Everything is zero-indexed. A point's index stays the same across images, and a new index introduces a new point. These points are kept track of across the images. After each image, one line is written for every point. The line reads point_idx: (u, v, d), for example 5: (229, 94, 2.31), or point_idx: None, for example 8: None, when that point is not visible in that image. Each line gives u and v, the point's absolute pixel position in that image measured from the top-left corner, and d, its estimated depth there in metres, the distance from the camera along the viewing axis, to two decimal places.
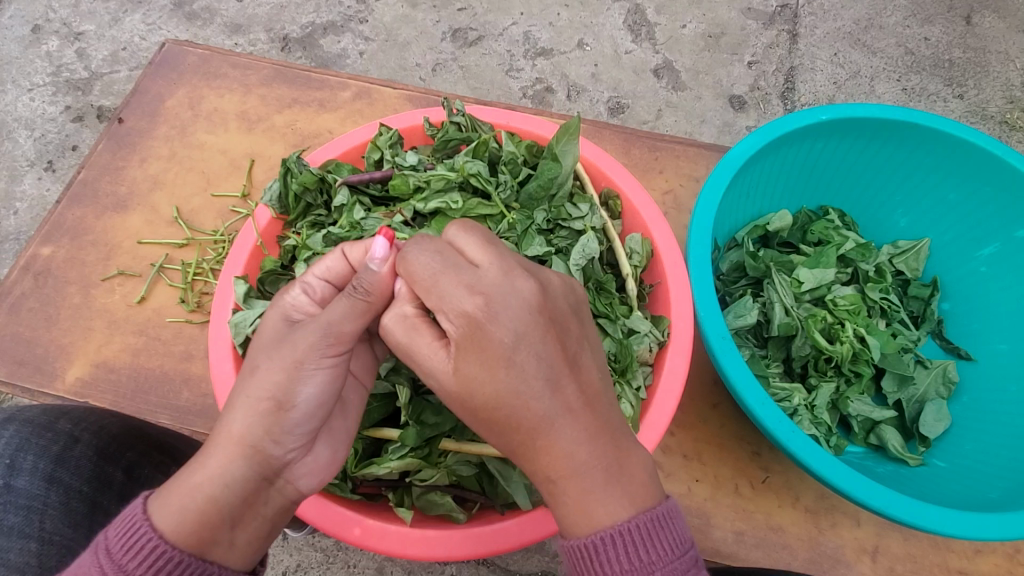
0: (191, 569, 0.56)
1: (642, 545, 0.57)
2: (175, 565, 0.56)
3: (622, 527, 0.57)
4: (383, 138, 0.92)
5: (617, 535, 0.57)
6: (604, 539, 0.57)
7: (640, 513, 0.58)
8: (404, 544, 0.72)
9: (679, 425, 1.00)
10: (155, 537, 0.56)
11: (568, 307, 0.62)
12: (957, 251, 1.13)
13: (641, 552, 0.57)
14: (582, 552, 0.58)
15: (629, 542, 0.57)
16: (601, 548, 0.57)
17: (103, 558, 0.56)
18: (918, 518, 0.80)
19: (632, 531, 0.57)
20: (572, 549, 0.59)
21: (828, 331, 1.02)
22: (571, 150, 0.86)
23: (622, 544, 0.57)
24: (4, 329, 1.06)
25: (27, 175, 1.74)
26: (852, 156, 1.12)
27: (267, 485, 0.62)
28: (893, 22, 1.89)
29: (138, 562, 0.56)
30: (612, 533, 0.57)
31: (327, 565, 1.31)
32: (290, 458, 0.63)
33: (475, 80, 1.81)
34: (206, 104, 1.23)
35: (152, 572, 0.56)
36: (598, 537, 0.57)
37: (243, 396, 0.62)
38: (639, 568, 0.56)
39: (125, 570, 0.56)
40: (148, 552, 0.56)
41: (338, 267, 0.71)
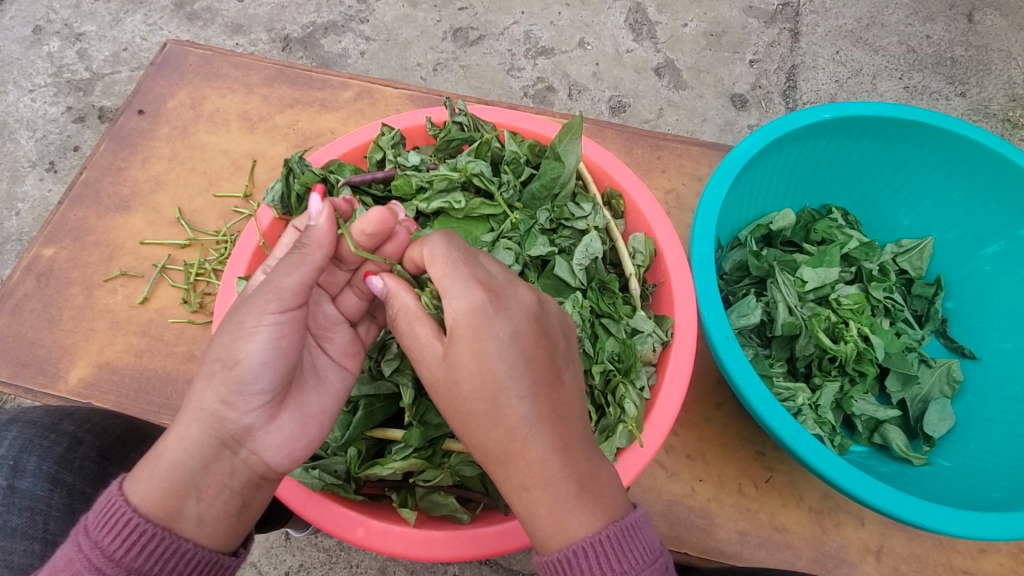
0: (162, 544, 0.57)
1: (611, 555, 0.56)
2: (151, 539, 0.57)
3: (592, 540, 0.56)
4: (386, 138, 0.92)
5: (588, 548, 0.56)
6: (575, 552, 0.56)
7: (609, 524, 0.58)
8: (406, 545, 0.71)
9: (682, 425, 1.00)
10: (129, 510, 0.58)
11: (559, 327, 0.65)
12: (961, 250, 1.13)
13: (614, 563, 0.56)
14: (556, 567, 0.57)
15: (600, 554, 0.56)
16: (574, 562, 0.56)
17: (82, 537, 0.58)
18: (923, 518, 0.79)
19: (604, 542, 0.56)
20: (546, 564, 0.58)
21: (832, 331, 1.02)
22: (573, 150, 0.86)
23: (594, 556, 0.56)
24: (7, 330, 1.06)
25: (28, 176, 1.74)
26: (856, 155, 1.12)
27: (230, 453, 0.61)
28: (895, 20, 1.89)
29: (114, 538, 0.57)
30: (584, 547, 0.56)
31: (330, 565, 1.32)
32: (251, 422, 0.62)
33: (476, 79, 1.81)
34: (207, 105, 1.23)
35: (127, 547, 0.57)
36: (570, 551, 0.56)
37: (205, 372, 0.61)
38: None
39: (102, 545, 0.57)
40: (123, 526, 0.57)
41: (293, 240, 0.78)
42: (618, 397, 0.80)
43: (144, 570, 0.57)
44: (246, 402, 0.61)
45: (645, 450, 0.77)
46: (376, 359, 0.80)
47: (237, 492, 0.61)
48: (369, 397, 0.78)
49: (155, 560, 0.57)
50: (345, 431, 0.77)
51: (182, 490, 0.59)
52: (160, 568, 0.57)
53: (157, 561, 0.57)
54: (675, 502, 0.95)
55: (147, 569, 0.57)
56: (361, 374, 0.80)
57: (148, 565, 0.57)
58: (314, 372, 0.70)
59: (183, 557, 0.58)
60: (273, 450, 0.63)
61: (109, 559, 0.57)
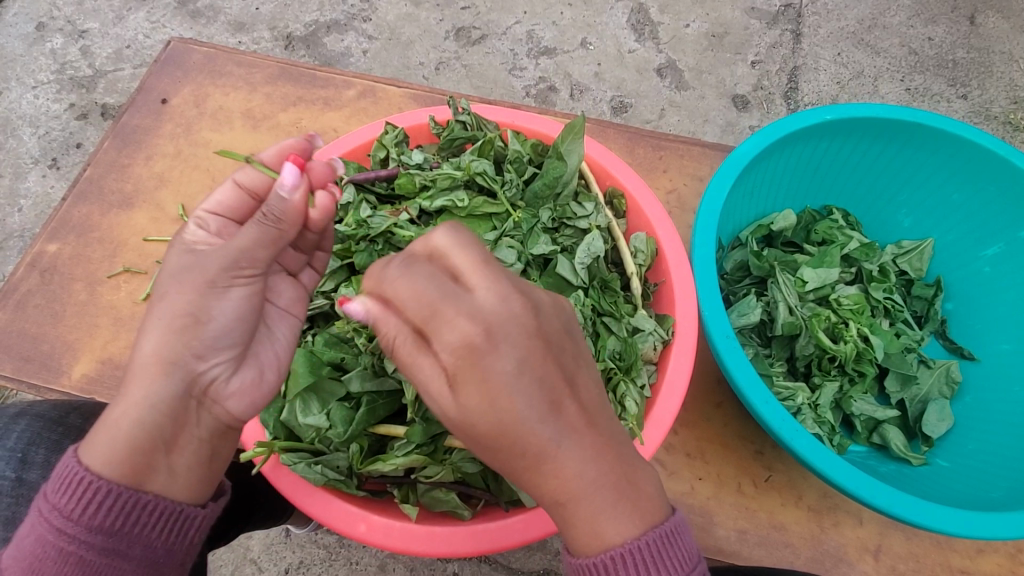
0: (120, 500, 0.59)
1: (650, 560, 0.57)
2: (105, 496, 0.59)
3: (631, 547, 0.56)
4: (389, 137, 0.93)
5: (627, 555, 0.56)
6: (614, 558, 0.57)
7: (648, 531, 0.58)
8: (409, 541, 0.72)
9: (682, 424, 1.00)
10: (81, 471, 0.59)
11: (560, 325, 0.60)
12: (961, 251, 1.13)
13: (652, 570, 0.57)
14: (592, 570, 0.57)
15: (640, 560, 0.57)
16: (612, 567, 0.57)
17: (47, 497, 0.60)
18: (920, 517, 0.80)
19: (643, 549, 0.57)
20: (584, 567, 0.58)
21: (833, 331, 1.02)
22: (576, 150, 0.87)
23: (633, 562, 0.57)
24: (12, 325, 1.06)
25: (31, 173, 1.76)
26: (857, 156, 1.12)
27: (197, 405, 0.61)
28: (897, 22, 1.89)
29: (70, 498, 0.59)
30: (622, 552, 0.56)
31: (329, 563, 1.33)
32: (216, 373, 0.62)
33: (478, 79, 1.82)
34: (211, 102, 1.24)
35: (84, 506, 0.59)
36: (608, 556, 0.57)
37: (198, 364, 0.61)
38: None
39: (62, 507, 0.59)
40: (78, 487, 0.59)
41: (229, 197, 0.68)
42: (617, 395, 0.80)
43: (107, 525, 0.59)
44: (214, 356, 0.62)
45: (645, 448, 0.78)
46: (380, 355, 0.78)
47: (206, 441, 0.63)
48: (372, 393, 0.77)
49: (116, 516, 0.59)
50: (347, 427, 0.75)
51: (150, 445, 0.59)
52: (122, 523, 0.59)
53: (119, 516, 0.59)
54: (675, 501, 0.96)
55: (110, 524, 0.59)
56: (363, 369, 0.78)
57: (111, 521, 0.59)
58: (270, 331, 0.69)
59: (144, 509, 0.60)
60: (240, 400, 0.64)
61: (69, 519, 0.59)
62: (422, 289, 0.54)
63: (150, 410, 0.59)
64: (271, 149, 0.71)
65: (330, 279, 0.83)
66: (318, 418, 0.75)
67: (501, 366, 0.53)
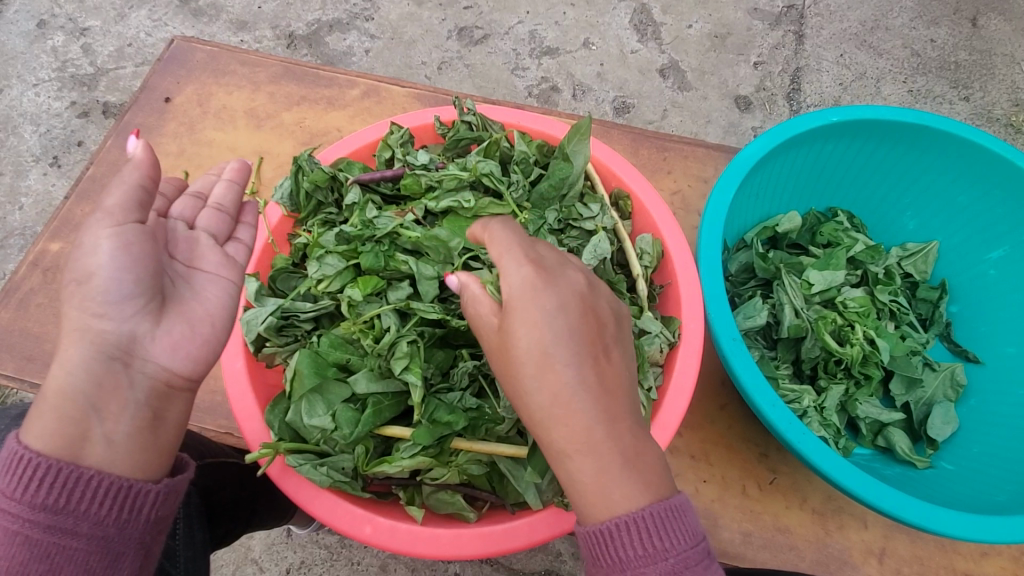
0: (62, 475, 0.57)
1: (650, 532, 0.58)
2: (46, 471, 0.57)
3: (636, 515, 0.58)
4: (394, 136, 0.92)
5: (631, 523, 0.58)
6: (619, 525, 0.58)
7: (653, 502, 0.59)
8: (415, 544, 0.72)
9: (686, 427, 1.00)
10: (21, 451, 0.57)
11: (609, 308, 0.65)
12: (966, 254, 1.13)
13: (654, 540, 0.58)
14: (597, 538, 0.59)
15: (638, 531, 0.58)
16: (616, 535, 0.58)
17: None
18: (924, 520, 0.80)
19: (645, 519, 0.58)
20: (587, 534, 0.59)
21: (838, 333, 1.02)
22: (582, 151, 0.88)
23: (635, 531, 0.58)
24: (13, 325, 1.05)
25: (32, 171, 1.75)
26: (862, 157, 1.12)
27: (123, 366, 0.62)
28: (900, 23, 1.89)
29: (9, 480, 0.57)
30: (627, 520, 0.58)
31: (330, 563, 1.33)
32: (133, 329, 0.63)
33: (481, 78, 1.81)
34: (214, 101, 1.23)
35: (26, 486, 0.57)
36: (614, 523, 0.58)
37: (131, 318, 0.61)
38: (649, 554, 0.57)
39: (2, 491, 0.56)
40: (17, 468, 0.57)
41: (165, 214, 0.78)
42: None
43: (50, 503, 0.57)
44: (120, 311, 0.62)
45: None
46: (386, 356, 0.77)
47: (144, 403, 0.62)
48: (377, 395, 0.77)
49: (60, 492, 0.57)
50: (353, 428, 0.75)
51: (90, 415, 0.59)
52: (67, 500, 0.57)
53: (64, 493, 0.57)
54: None
55: (54, 501, 0.57)
56: (369, 370, 0.77)
57: (53, 499, 0.57)
58: (191, 287, 0.70)
59: (87, 483, 0.58)
60: (170, 354, 0.65)
61: (10, 500, 0.56)
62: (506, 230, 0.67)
63: (68, 375, 0.60)
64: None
65: (334, 280, 0.81)
66: (322, 419, 0.74)
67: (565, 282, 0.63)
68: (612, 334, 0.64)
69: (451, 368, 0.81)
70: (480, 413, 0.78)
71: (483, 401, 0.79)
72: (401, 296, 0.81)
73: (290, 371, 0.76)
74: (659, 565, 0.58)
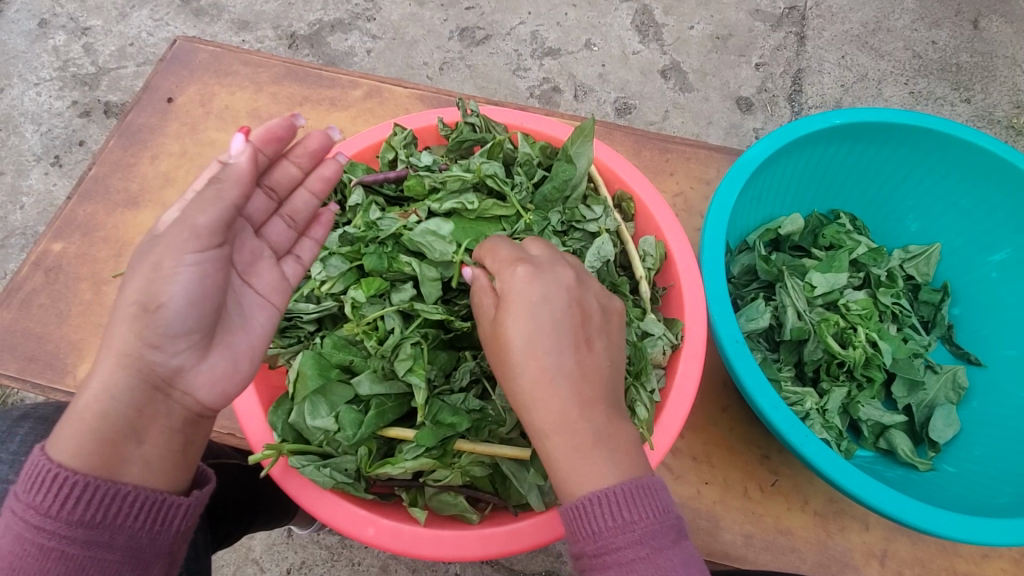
0: (98, 491, 0.58)
1: (619, 503, 0.59)
2: (83, 489, 0.57)
3: (605, 490, 0.60)
4: (398, 138, 0.92)
5: (600, 497, 0.60)
6: (589, 500, 0.60)
7: (624, 478, 0.61)
8: (418, 545, 0.72)
9: (688, 428, 1.00)
10: (53, 466, 0.57)
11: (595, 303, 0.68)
12: (968, 256, 1.13)
13: (623, 512, 0.59)
14: (571, 516, 0.61)
15: (609, 502, 0.59)
16: (588, 509, 0.60)
17: (15, 502, 0.58)
18: (927, 523, 0.80)
19: (615, 493, 0.60)
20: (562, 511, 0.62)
21: (841, 336, 1.02)
22: (585, 152, 0.87)
23: (604, 505, 0.59)
24: (15, 325, 1.06)
25: (33, 170, 1.75)
26: (865, 160, 1.12)
27: (159, 393, 0.62)
28: (901, 25, 1.89)
29: (44, 495, 0.57)
30: (596, 494, 0.60)
31: (332, 563, 1.33)
32: (178, 362, 0.62)
33: (482, 79, 1.82)
34: (217, 102, 1.23)
35: (62, 501, 0.57)
36: (585, 498, 0.60)
37: (130, 314, 0.60)
38: (619, 526, 0.59)
39: (36, 505, 0.57)
40: (49, 483, 0.57)
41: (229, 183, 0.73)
42: (627, 400, 0.80)
43: (87, 518, 0.58)
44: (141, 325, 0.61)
45: (655, 452, 0.77)
46: (390, 358, 0.77)
47: (172, 426, 0.62)
48: (380, 397, 0.76)
49: (96, 508, 0.58)
50: (356, 430, 0.75)
51: (95, 422, 0.58)
52: (104, 515, 0.58)
53: (100, 509, 0.58)
54: (682, 504, 0.96)
55: (90, 516, 0.58)
56: (373, 372, 0.77)
57: (90, 514, 0.58)
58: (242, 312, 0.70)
59: (124, 499, 0.59)
60: (203, 377, 0.64)
61: (45, 515, 0.57)
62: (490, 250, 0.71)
63: (95, 392, 0.59)
64: (258, 129, 0.73)
65: (338, 281, 0.81)
66: (326, 420, 0.74)
67: (558, 278, 0.65)
68: (596, 326, 0.66)
69: (454, 369, 0.81)
70: (483, 414, 0.78)
71: (486, 403, 0.78)
72: (404, 297, 0.81)
73: (293, 372, 0.76)
74: (628, 536, 0.59)
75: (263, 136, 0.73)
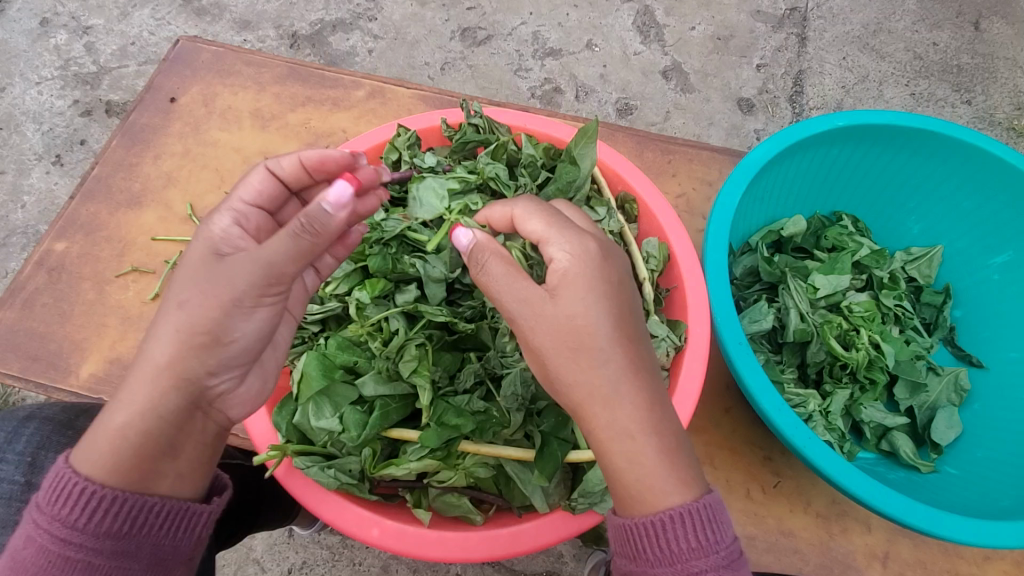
0: (127, 504, 0.60)
1: (701, 525, 0.58)
2: (112, 501, 0.59)
3: (689, 508, 0.58)
4: (401, 139, 0.92)
5: (683, 515, 0.58)
6: (672, 517, 0.58)
7: (703, 497, 0.60)
8: (423, 546, 0.72)
9: (691, 429, 1.00)
10: (81, 480, 0.59)
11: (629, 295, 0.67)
12: (970, 259, 1.14)
13: (705, 533, 0.58)
14: (646, 530, 0.59)
15: (692, 524, 0.58)
16: (668, 526, 0.58)
17: (37, 513, 0.60)
18: (932, 525, 0.80)
19: (698, 512, 0.58)
20: (634, 527, 0.60)
21: (844, 338, 1.02)
22: (588, 154, 0.87)
23: (684, 524, 0.58)
24: (18, 324, 1.06)
25: (34, 169, 1.75)
26: (867, 162, 1.12)
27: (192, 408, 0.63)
28: (902, 27, 1.89)
29: (71, 508, 0.59)
30: (680, 512, 0.58)
31: (333, 563, 1.33)
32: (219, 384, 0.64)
33: (484, 79, 1.82)
34: (219, 102, 1.23)
35: (89, 514, 0.59)
36: (667, 515, 0.58)
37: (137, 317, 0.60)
38: (700, 547, 0.58)
39: (61, 518, 0.59)
40: (77, 495, 0.59)
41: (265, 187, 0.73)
42: None
43: (114, 530, 0.60)
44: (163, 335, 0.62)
45: None
46: (394, 359, 0.77)
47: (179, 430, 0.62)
48: (385, 398, 0.76)
49: (124, 520, 0.60)
50: (361, 431, 0.75)
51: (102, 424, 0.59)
52: (130, 526, 0.60)
53: (128, 520, 0.60)
54: None
55: (117, 528, 0.60)
56: (377, 373, 0.77)
57: (117, 526, 0.60)
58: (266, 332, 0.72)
59: (152, 510, 0.61)
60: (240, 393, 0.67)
61: (72, 528, 0.59)
62: (540, 215, 0.69)
63: None
64: (314, 152, 0.75)
65: (342, 282, 0.83)
66: (330, 421, 0.75)
67: (614, 269, 0.66)
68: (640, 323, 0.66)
69: (458, 371, 0.81)
70: (487, 416, 0.77)
71: (490, 405, 0.78)
72: (408, 299, 0.81)
73: (298, 372, 0.76)
74: (709, 559, 0.58)
75: (315, 161, 0.74)
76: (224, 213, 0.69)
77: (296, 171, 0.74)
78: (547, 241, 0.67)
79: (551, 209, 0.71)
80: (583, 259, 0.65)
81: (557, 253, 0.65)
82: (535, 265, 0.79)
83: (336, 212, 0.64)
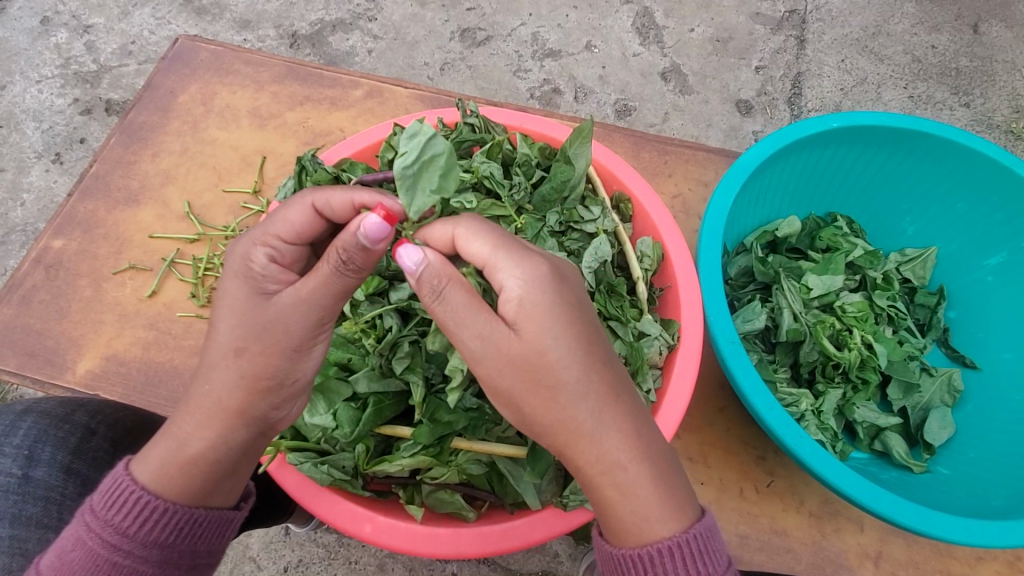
0: (176, 516, 0.64)
1: (691, 558, 0.60)
2: (162, 513, 0.63)
3: (677, 540, 0.60)
4: (397, 138, 0.92)
5: (672, 548, 0.59)
6: (660, 552, 0.59)
7: (692, 525, 0.61)
8: (414, 543, 0.72)
9: (685, 429, 1.00)
10: (137, 489, 0.63)
11: None
12: (964, 260, 1.14)
13: (695, 564, 0.59)
14: (637, 562, 0.60)
15: (681, 557, 0.59)
16: (659, 559, 0.59)
17: (90, 518, 0.64)
18: (923, 524, 0.80)
19: (686, 545, 0.60)
20: (623, 560, 0.61)
21: (837, 338, 1.03)
22: (583, 154, 0.87)
23: (673, 556, 0.59)
24: (15, 321, 1.06)
25: (34, 167, 1.76)
26: (862, 164, 1.13)
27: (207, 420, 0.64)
28: (901, 30, 1.90)
29: (125, 516, 0.63)
30: (669, 546, 0.59)
31: (328, 562, 1.33)
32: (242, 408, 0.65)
33: (483, 80, 1.82)
34: (218, 100, 1.24)
35: (141, 523, 0.63)
36: (655, 550, 0.59)
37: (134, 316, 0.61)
38: None
39: (114, 525, 0.63)
40: (132, 503, 0.63)
41: (307, 222, 0.67)
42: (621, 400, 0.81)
43: (161, 539, 0.64)
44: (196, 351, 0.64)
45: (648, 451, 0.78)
46: (388, 355, 0.78)
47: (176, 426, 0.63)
48: (378, 394, 0.77)
49: (170, 530, 0.64)
50: (353, 427, 0.75)
51: None
52: (175, 537, 0.64)
53: (173, 531, 0.64)
54: None
55: (165, 538, 0.64)
56: (370, 370, 0.77)
57: (164, 536, 0.64)
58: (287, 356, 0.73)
59: (196, 523, 0.65)
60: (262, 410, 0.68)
61: (123, 535, 0.63)
62: (486, 236, 0.64)
63: None
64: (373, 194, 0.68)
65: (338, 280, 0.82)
66: (324, 418, 0.75)
67: None
68: None
69: None
70: (480, 413, 0.78)
71: (483, 401, 0.78)
72: (402, 296, 0.80)
73: None
74: None
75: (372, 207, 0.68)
76: (258, 246, 0.66)
77: (345, 209, 0.67)
78: (490, 267, 0.63)
79: (495, 228, 0.65)
80: (535, 284, 0.61)
81: (504, 279, 0.61)
82: (486, 289, 0.74)
83: (372, 245, 0.59)
